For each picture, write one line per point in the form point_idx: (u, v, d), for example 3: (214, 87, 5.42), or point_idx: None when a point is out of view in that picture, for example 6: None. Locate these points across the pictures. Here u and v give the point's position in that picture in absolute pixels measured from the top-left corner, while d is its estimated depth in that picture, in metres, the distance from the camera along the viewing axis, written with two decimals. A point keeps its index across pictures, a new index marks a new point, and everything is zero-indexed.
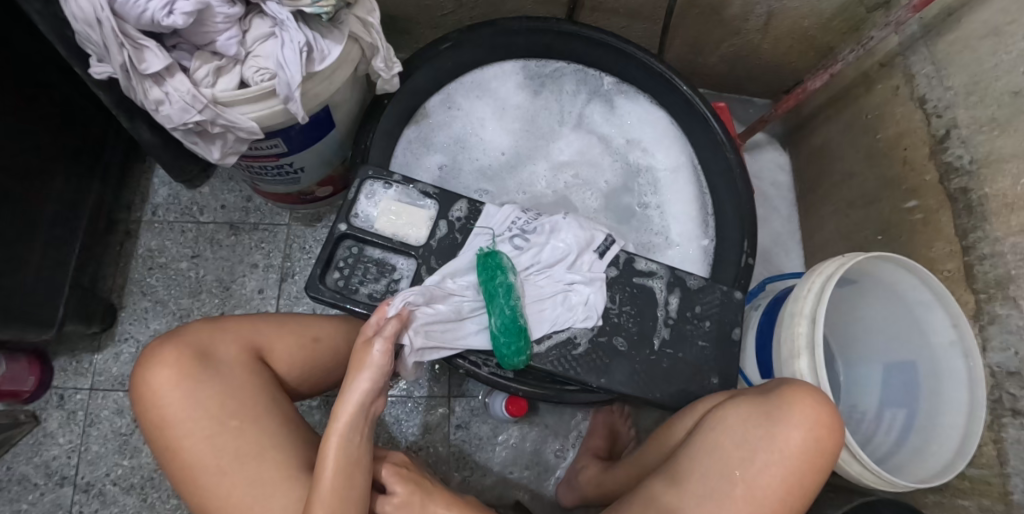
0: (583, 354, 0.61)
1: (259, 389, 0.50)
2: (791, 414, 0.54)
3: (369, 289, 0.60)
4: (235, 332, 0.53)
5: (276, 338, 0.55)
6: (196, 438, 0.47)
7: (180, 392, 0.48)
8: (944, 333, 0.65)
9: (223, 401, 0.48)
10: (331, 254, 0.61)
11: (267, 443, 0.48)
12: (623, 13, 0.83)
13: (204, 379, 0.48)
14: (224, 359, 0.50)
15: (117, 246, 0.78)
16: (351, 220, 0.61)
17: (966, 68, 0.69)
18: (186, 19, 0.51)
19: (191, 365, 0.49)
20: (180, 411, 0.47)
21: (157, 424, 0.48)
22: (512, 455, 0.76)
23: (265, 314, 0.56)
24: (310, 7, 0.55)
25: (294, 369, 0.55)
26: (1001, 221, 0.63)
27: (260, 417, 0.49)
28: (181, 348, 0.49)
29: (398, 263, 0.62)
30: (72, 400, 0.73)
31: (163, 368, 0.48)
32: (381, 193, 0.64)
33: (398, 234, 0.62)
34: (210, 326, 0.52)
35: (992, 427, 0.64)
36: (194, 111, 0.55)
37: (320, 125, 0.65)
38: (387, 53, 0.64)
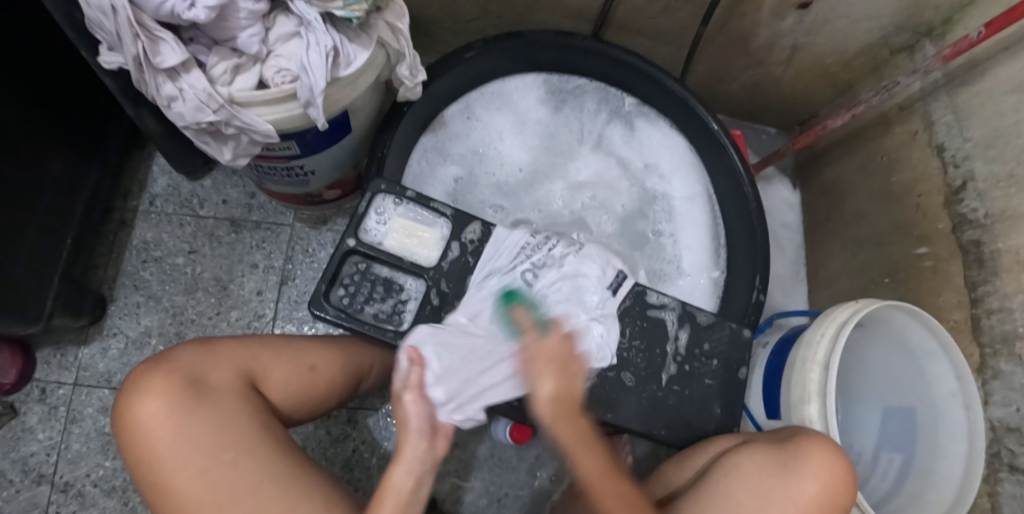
0: (591, 388, 0.60)
1: (255, 417, 0.46)
2: (806, 465, 0.54)
3: (375, 308, 0.59)
4: (231, 357, 0.49)
5: (274, 364, 0.52)
6: (189, 472, 0.43)
7: (170, 422, 0.43)
8: (946, 384, 0.66)
9: (219, 432, 0.44)
10: (338, 270, 0.60)
11: (267, 474, 0.44)
12: (649, 34, 0.82)
13: (197, 407, 0.44)
14: (219, 386, 0.46)
15: (111, 236, 0.74)
16: (360, 236, 0.60)
17: (987, 121, 0.69)
18: (208, 14, 0.48)
19: (183, 392, 0.44)
20: (171, 443, 0.43)
21: (144, 457, 0.43)
22: (508, 476, 0.75)
23: (264, 337, 0.53)
24: (341, 11, 0.52)
25: (290, 395, 0.52)
26: (1012, 278, 0.64)
27: (258, 449, 0.45)
28: (169, 374, 0.45)
29: (406, 283, 0.61)
30: (54, 395, 0.70)
31: (151, 396, 0.44)
32: (391, 209, 0.62)
33: (408, 254, 0.61)
34: (203, 349, 0.48)
35: (988, 480, 0.65)
36: (208, 110, 0.52)
37: (338, 130, 0.63)
38: (412, 61, 0.62)
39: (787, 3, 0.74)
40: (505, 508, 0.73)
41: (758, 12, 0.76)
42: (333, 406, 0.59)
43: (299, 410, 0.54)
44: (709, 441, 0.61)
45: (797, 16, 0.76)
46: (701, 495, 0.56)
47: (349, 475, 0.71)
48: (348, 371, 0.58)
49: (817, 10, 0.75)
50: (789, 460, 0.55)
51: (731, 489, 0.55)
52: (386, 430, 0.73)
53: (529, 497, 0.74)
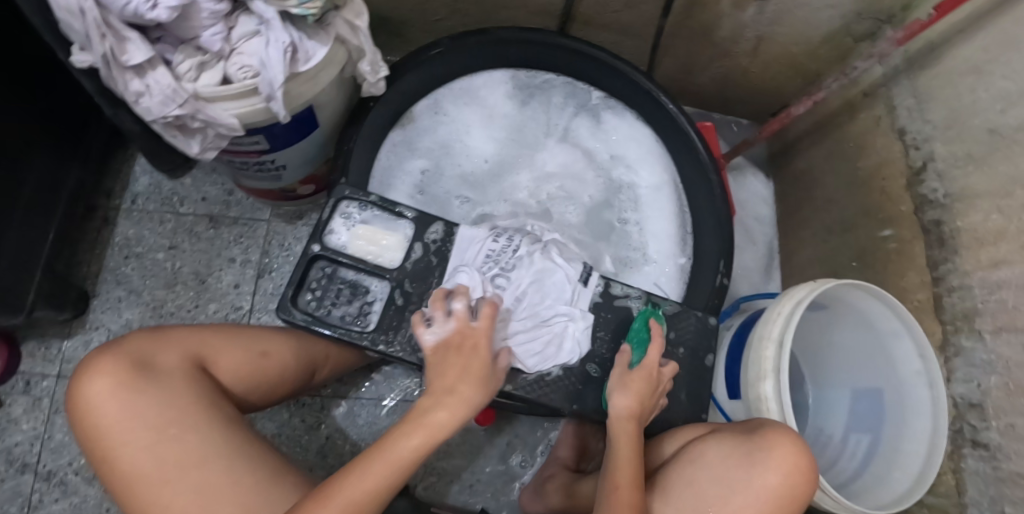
0: (556, 379, 0.62)
1: (201, 396, 0.50)
2: (769, 460, 0.54)
3: (341, 311, 0.61)
4: (180, 344, 0.53)
5: (223, 350, 0.55)
6: (135, 448, 0.46)
7: (116, 401, 0.47)
8: (910, 362, 0.66)
9: (163, 411, 0.48)
10: (305, 275, 0.62)
11: (209, 450, 0.47)
12: (615, 29, 0.84)
13: (143, 388, 0.48)
14: (167, 368, 0.50)
15: (94, 233, 0.77)
16: (324, 241, 0.62)
17: (945, 103, 0.71)
18: (170, 14, 0.51)
19: (129, 375, 0.48)
20: (118, 421, 0.47)
21: (95, 435, 0.47)
22: (480, 462, 0.76)
23: (216, 326, 0.56)
24: (296, 9, 0.55)
25: (240, 380, 0.55)
26: (972, 255, 0.64)
27: (202, 426, 0.48)
28: (120, 358, 0.49)
29: (371, 284, 0.62)
30: (39, 387, 0.72)
31: (101, 378, 0.48)
32: (357, 214, 0.64)
33: (373, 256, 0.62)
34: (154, 336, 0.52)
35: (952, 457, 0.65)
36: (174, 104, 0.54)
37: (304, 124, 0.65)
38: (374, 57, 0.64)
39: None
40: (477, 494, 0.75)
41: (719, 4, 0.78)
42: (289, 395, 0.62)
43: (252, 395, 0.57)
44: (684, 428, 0.63)
45: (758, 6, 0.77)
46: (669, 481, 0.58)
47: (323, 462, 0.73)
48: (303, 360, 0.61)
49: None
50: (753, 452, 0.55)
51: (696, 478, 0.56)
52: (359, 419, 0.75)
53: (501, 482, 0.75)
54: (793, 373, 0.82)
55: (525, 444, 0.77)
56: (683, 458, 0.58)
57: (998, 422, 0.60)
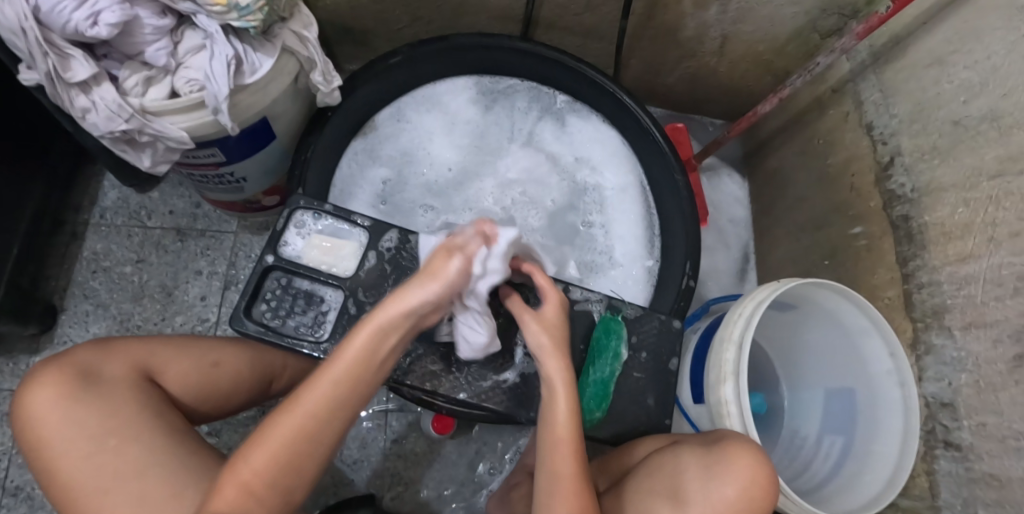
0: (513, 387, 0.60)
1: (145, 405, 0.49)
2: (729, 473, 0.52)
3: (296, 321, 0.60)
4: (129, 353, 0.53)
5: (172, 359, 0.54)
6: (75, 457, 0.46)
7: (58, 413, 0.47)
8: (881, 361, 0.64)
9: (104, 419, 0.47)
10: (259, 286, 0.61)
11: (151, 460, 0.47)
12: (579, 32, 0.84)
13: (85, 396, 0.48)
14: (111, 379, 0.50)
15: (63, 247, 0.78)
16: (278, 251, 0.62)
17: (911, 96, 0.69)
18: (110, 30, 0.52)
19: (73, 383, 0.48)
20: (59, 429, 0.47)
21: (36, 445, 0.47)
22: (448, 471, 0.75)
23: (168, 337, 0.56)
24: (237, 21, 0.55)
25: (191, 390, 0.55)
26: (940, 249, 0.63)
27: (143, 434, 0.48)
28: (63, 369, 0.49)
29: (326, 294, 0.62)
30: (7, 402, 0.73)
31: (44, 390, 0.48)
32: (311, 224, 0.64)
33: (328, 266, 0.62)
34: (103, 346, 0.52)
35: (925, 458, 0.63)
36: (120, 119, 0.55)
37: (259, 135, 0.65)
38: (325, 67, 0.64)
39: None
40: (445, 504, 0.73)
41: (680, 4, 0.77)
42: (242, 408, 0.61)
43: (203, 405, 0.56)
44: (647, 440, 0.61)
45: (720, 5, 0.77)
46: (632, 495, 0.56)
47: None
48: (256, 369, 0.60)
49: None
50: (713, 463, 0.53)
51: (654, 491, 0.55)
52: None
53: (469, 491, 0.74)
54: (769, 374, 0.80)
55: (494, 451, 0.76)
56: (643, 471, 0.56)
57: (969, 421, 0.59)
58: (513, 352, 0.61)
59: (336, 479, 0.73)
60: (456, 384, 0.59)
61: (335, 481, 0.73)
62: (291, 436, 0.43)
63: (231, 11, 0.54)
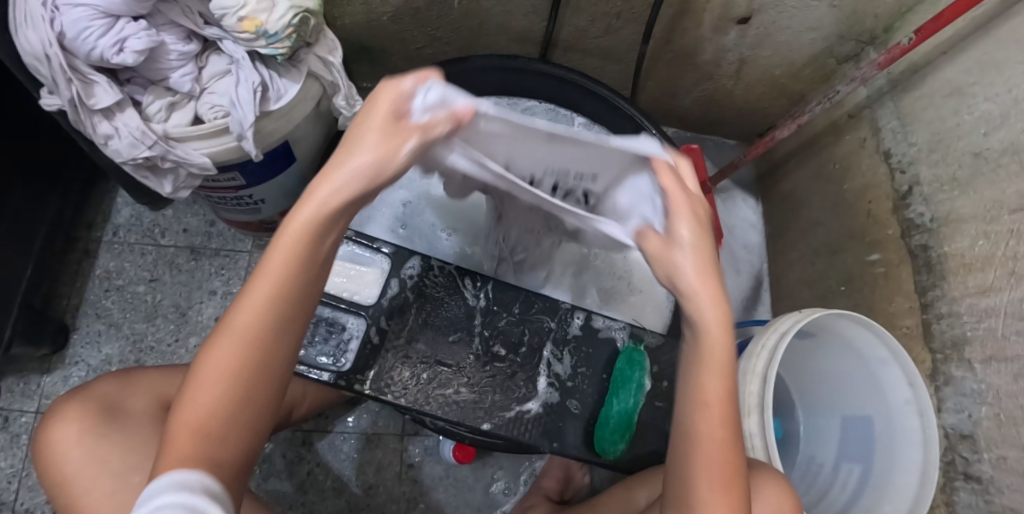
0: (536, 417, 0.60)
1: None
2: (761, 497, 0.51)
3: (317, 350, 0.60)
4: (148, 386, 0.52)
5: None
6: (97, 496, 0.45)
7: (81, 448, 0.46)
8: (900, 391, 0.64)
9: (126, 456, 0.47)
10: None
11: None
12: (597, 55, 0.84)
13: (107, 432, 0.47)
14: (134, 413, 0.49)
15: (75, 266, 0.77)
16: None
17: (929, 125, 0.70)
18: (136, 57, 0.51)
19: (95, 418, 0.48)
20: (80, 466, 0.46)
21: (58, 483, 0.47)
22: (464, 496, 0.74)
23: (188, 366, 0.56)
24: (265, 48, 0.54)
25: None
26: (958, 281, 0.63)
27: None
28: (86, 403, 0.48)
29: (348, 321, 0.61)
30: (17, 423, 0.71)
31: (67, 424, 0.47)
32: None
33: (350, 293, 0.62)
34: (122, 379, 0.52)
35: (945, 489, 0.64)
36: (143, 146, 0.54)
37: (280, 158, 0.65)
38: (348, 91, 0.64)
39: (726, 19, 0.75)
40: None
41: (699, 28, 0.77)
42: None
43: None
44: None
45: (739, 30, 0.77)
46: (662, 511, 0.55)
47: (303, 498, 0.72)
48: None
49: (757, 23, 0.76)
50: None
51: None
52: (340, 453, 0.74)
53: None
54: (784, 398, 0.80)
55: (509, 475, 0.76)
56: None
57: (990, 454, 0.59)
58: (536, 382, 0.62)
59: (352, 504, 0.73)
60: (480, 414, 0.60)
61: (350, 506, 0.72)
62: (223, 371, 0.37)
63: (259, 38, 0.54)
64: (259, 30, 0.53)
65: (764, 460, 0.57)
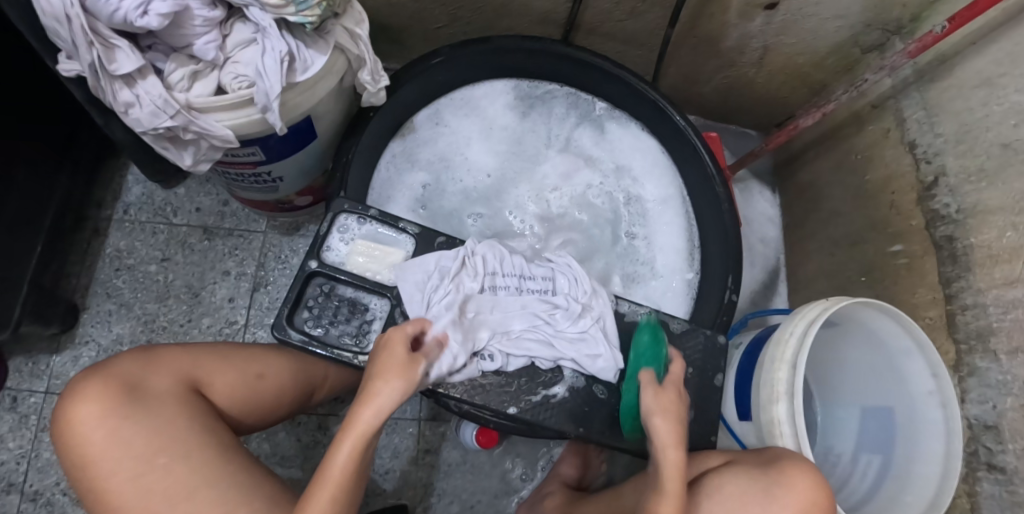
0: (562, 402, 0.60)
1: (192, 420, 0.48)
2: (789, 495, 0.50)
3: (339, 330, 0.59)
4: (171, 365, 0.51)
5: (218, 370, 0.53)
6: (125, 478, 0.44)
7: (104, 429, 0.45)
8: (923, 381, 0.64)
9: (153, 439, 0.45)
10: (301, 293, 0.60)
11: (200, 480, 0.45)
12: (620, 39, 0.82)
13: (133, 413, 0.46)
14: (156, 393, 0.48)
15: (85, 244, 0.75)
16: (322, 257, 0.60)
17: (957, 116, 0.69)
18: (161, 21, 0.49)
19: (119, 398, 0.46)
20: (106, 447, 0.45)
21: (81, 464, 0.45)
22: (481, 483, 0.74)
23: (210, 346, 0.55)
24: (293, 16, 0.52)
25: (235, 404, 0.53)
26: (985, 272, 0.63)
27: (193, 454, 0.46)
28: (107, 381, 0.47)
29: (371, 302, 0.60)
30: (26, 403, 0.70)
31: (87, 403, 0.45)
32: (355, 228, 0.62)
33: (373, 274, 0.61)
34: (143, 358, 0.50)
35: (967, 479, 0.64)
36: (165, 115, 0.52)
37: (301, 134, 0.63)
38: (373, 66, 0.62)
39: (753, 4, 0.74)
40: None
41: (725, 14, 0.76)
42: (283, 418, 0.60)
43: (247, 418, 0.55)
44: (698, 457, 0.59)
45: (765, 16, 0.76)
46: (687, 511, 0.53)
47: None
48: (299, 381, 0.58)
49: (783, 10, 0.75)
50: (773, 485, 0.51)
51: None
52: None
53: (502, 503, 0.73)
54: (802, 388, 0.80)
55: (526, 462, 0.75)
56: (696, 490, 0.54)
57: (1015, 445, 0.58)
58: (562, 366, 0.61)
59: (368, 489, 0.72)
60: (506, 398, 0.58)
61: (367, 491, 0.72)
62: None
63: (288, 5, 0.52)
64: None
65: (794, 449, 0.56)
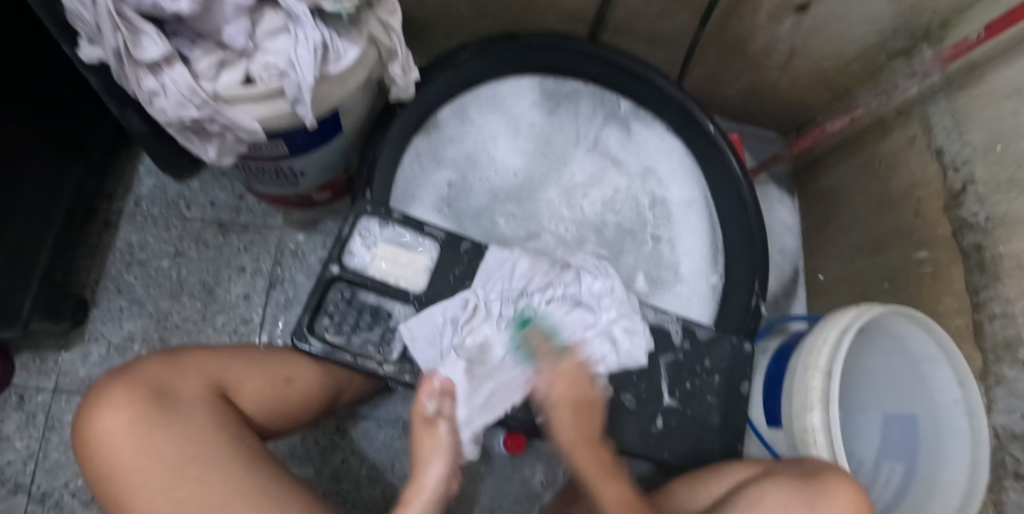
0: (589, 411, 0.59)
1: (223, 428, 0.46)
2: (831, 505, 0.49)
3: (362, 337, 0.57)
4: (198, 369, 0.49)
5: (245, 375, 0.52)
6: (153, 488, 0.42)
7: (133, 435, 0.43)
8: (949, 391, 0.64)
9: (184, 446, 0.44)
10: (322, 299, 0.58)
11: (232, 490, 0.43)
12: (646, 37, 0.81)
13: (161, 419, 0.44)
14: (186, 398, 0.46)
15: (94, 237, 0.73)
16: (343, 262, 0.59)
17: (987, 124, 0.68)
18: (191, 6, 0.47)
19: (146, 404, 0.44)
20: (132, 456, 0.43)
21: (106, 473, 0.43)
22: (504, 487, 0.73)
23: (234, 351, 0.53)
24: (330, 4, 0.51)
25: (260, 409, 0.52)
26: (1014, 282, 0.62)
27: (225, 460, 0.44)
28: (135, 387, 0.45)
29: (394, 309, 0.59)
30: (33, 402, 0.68)
31: (115, 409, 0.44)
32: (377, 231, 0.60)
33: (395, 280, 0.59)
34: (169, 362, 0.48)
35: (993, 488, 0.64)
36: (192, 106, 0.50)
37: (327, 130, 0.61)
38: (405, 59, 0.61)
39: (784, 6, 0.73)
40: None
41: (754, 16, 0.76)
42: (308, 423, 0.59)
43: (272, 423, 0.54)
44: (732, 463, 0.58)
45: (795, 19, 0.75)
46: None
47: (339, 486, 0.70)
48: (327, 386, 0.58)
49: (814, 13, 0.74)
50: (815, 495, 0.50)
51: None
52: (377, 440, 0.72)
53: (524, 507, 0.73)
54: None
55: (549, 466, 0.75)
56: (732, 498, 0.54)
57: None
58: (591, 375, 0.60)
59: (389, 493, 0.71)
60: (532, 408, 0.58)
61: (387, 495, 0.71)
62: None
63: None
64: None
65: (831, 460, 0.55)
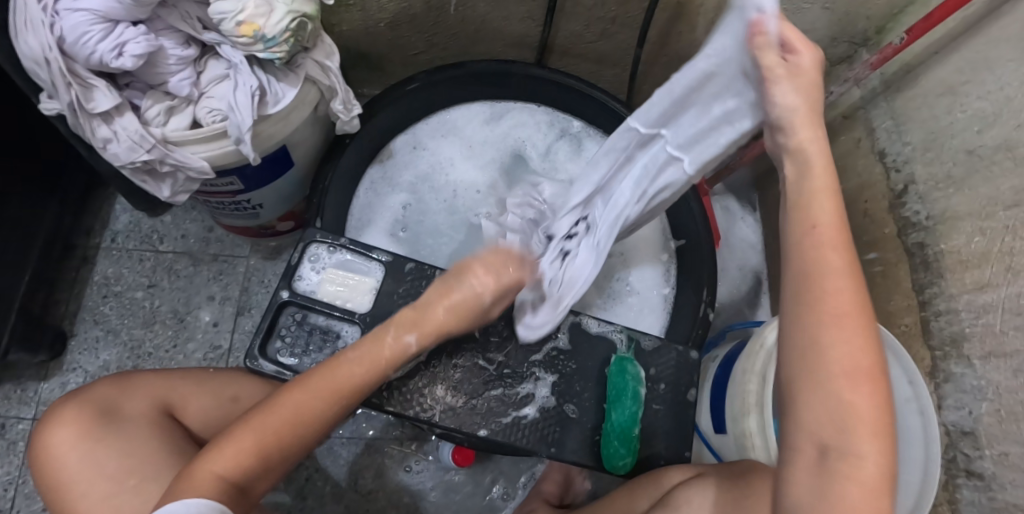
0: (533, 423, 0.60)
1: (165, 443, 0.49)
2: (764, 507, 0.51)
3: (312, 359, 0.59)
4: (147, 389, 0.53)
5: (193, 394, 0.55)
6: (98, 498, 0.46)
7: (79, 451, 0.47)
8: (900, 389, 0.64)
9: (124, 460, 0.47)
10: (274, 323, 0.60)
11: None
12: (593, 58, 0.85)
13: (104, 435, 0.48)
14: (132, 416, 0.50)
15: (73, 272, 0.78)
16: (293, 286, 0.61)
17: (923, 124, 0.70)
18: (135, 61, 0.50)
19: (91, 424, 0.48)
20: (79, 471, 0.47)
21: (56, 487, 0.47)
22: (466, 500, 0.79)
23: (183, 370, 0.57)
24: (263, 53, 0.54)
25: (208, 426, 0.55)
26: (956, 278, 0.63)
27: (161, 475, 0.47)
28: (82, 407, 0.49)
29: (343, 330, 0.61)
30: (14, 430, 0.72)
31: (64, 427, 0.48)
32: (325, 257, 0.63)
33: (342, 301, 0.61)
34: (118, 383, 0.52)
35: (947, 487, 0.63)
36: (142, 149, 0.53)
37: (278, 164, 0.65)
38: (346, 95, 0.65)
39: None
40: None
41: (694, 32, 0.78)
42: None
43: None
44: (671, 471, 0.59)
45: None
46: None
47: (302, 502, 0.77)
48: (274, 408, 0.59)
49: None
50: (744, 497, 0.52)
51: None
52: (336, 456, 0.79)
53: None
54: None
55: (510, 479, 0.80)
56: None
57: (991, 451, 0.58)
58: (534, 388, 0.61)
59: (353, 507, 0.78)
60: (476, 419, 0.60)
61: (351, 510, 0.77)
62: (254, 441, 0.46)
63: (257, 42, 0.53)
64: (257, 34, 0.52)
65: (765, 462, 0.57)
